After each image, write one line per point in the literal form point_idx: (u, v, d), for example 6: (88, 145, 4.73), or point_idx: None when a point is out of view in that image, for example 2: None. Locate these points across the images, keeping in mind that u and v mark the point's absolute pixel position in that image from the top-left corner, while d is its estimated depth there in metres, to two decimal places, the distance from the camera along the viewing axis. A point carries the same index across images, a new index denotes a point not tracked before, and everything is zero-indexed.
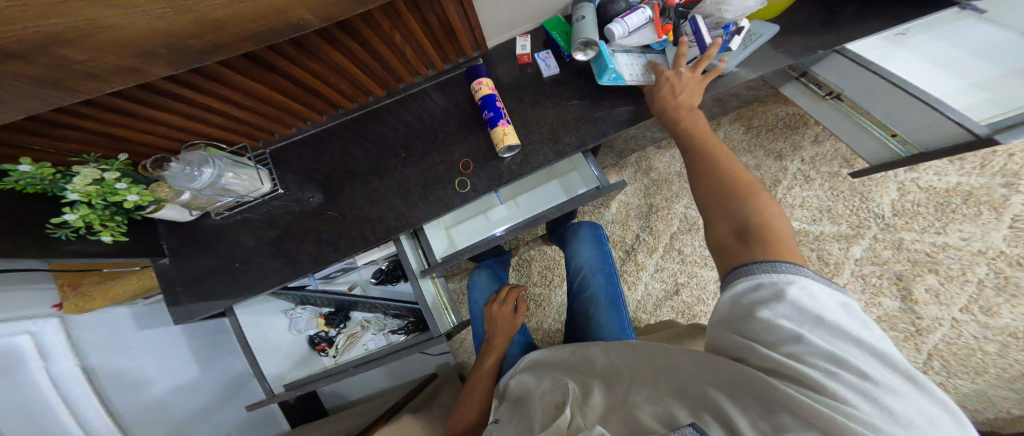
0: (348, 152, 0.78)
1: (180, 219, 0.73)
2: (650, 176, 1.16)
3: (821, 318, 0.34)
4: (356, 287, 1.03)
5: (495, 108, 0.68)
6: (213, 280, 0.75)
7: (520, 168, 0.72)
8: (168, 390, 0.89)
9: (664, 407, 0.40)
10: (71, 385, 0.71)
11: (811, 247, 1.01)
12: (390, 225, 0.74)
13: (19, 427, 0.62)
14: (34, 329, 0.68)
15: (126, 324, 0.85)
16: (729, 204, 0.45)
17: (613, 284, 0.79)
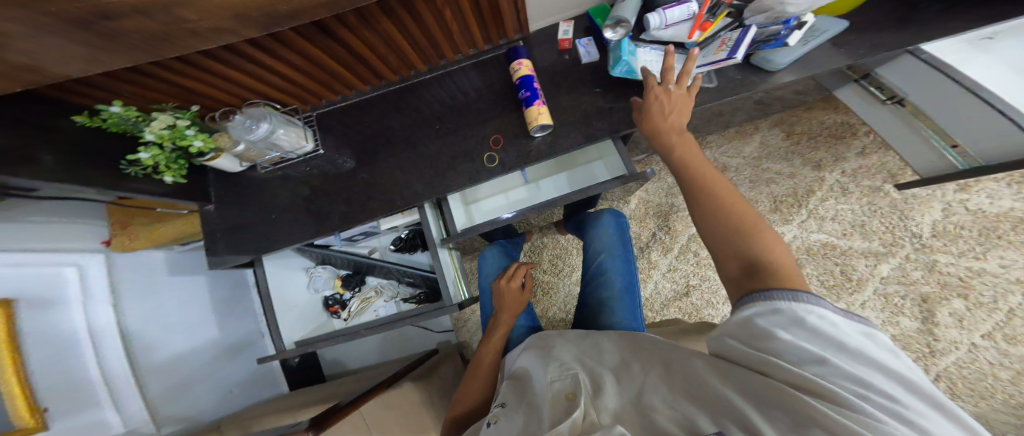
0: (385, 122, 0.80)
1: (228, 170, 0.77)
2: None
3: (846, 345, 0.34)
4: (376, 252, 1.08)
5: (531, 88, 0.69)
6: (246, 229, 0.79)
7: (550, 148, 0.72)
8: (186, 340, 0.95)
9: (684, 414, 0.41)
10: (102, 320, 0.78)
11: (837, 261, 0.98)
12: (417, 191, 0.77)
13: (47, 353, 0.68)
14: (79, 262, 0.77)
15: (160, 267, 0.94)
16: (736, 241, 0.43)
17: (629, 273, 0.81)
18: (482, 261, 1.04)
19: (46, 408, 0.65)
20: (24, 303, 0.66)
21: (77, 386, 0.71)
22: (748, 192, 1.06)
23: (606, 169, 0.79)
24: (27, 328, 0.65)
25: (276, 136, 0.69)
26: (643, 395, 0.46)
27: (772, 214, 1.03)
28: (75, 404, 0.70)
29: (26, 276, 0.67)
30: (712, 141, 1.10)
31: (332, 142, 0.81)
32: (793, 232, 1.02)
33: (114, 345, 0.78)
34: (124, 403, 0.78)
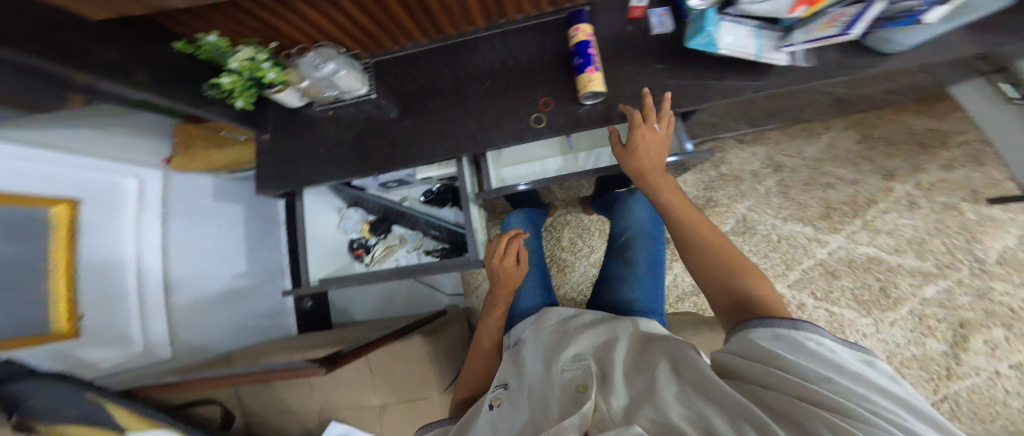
0: (437, 74, 0.86)
1: (290, 105, 0.85)
2: (720, 169, 1.05)
3: (843, 366, 0.36)
4: (406, 202, 1.11)
5: (585, 55, 0.67)
6: (296, 159, 0.87)
7: (599, 117, 0.71)
8: (218, 265, 1.01)
9: (699, 414, 0.40)
10: (149, 231, 0.85)
11: (879, 276, 0.94)
12: (460, 142, 0.83)
13: (96, 249, 0.75)
14: (140, 175, 0.86)
15: (206, 191, 1.01)
16: (725, 278, 0.48)
17: (655, 250, 0.81)
18: (508, 224, 1.08)
19: (82, 316, 0.71)
20: (85, 204, 0.74)
21: (114, 296, 0.78)
22: (797, 194, 1.00)
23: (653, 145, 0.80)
24: (86, 234, 0.73)
25: (337, 76, 0.76)
26: (657, 389, 0.45)
27: (820, 221, 0.98)
28: (108, 316, 0.76)
29: (89, 181, 0.75)
30: (772, 136, 1.03)
31: (385, 88, 0.87)
32: (840, 242, 0.97)
33: (153, 260, 0.85)
34: (150, 323, 0.84)
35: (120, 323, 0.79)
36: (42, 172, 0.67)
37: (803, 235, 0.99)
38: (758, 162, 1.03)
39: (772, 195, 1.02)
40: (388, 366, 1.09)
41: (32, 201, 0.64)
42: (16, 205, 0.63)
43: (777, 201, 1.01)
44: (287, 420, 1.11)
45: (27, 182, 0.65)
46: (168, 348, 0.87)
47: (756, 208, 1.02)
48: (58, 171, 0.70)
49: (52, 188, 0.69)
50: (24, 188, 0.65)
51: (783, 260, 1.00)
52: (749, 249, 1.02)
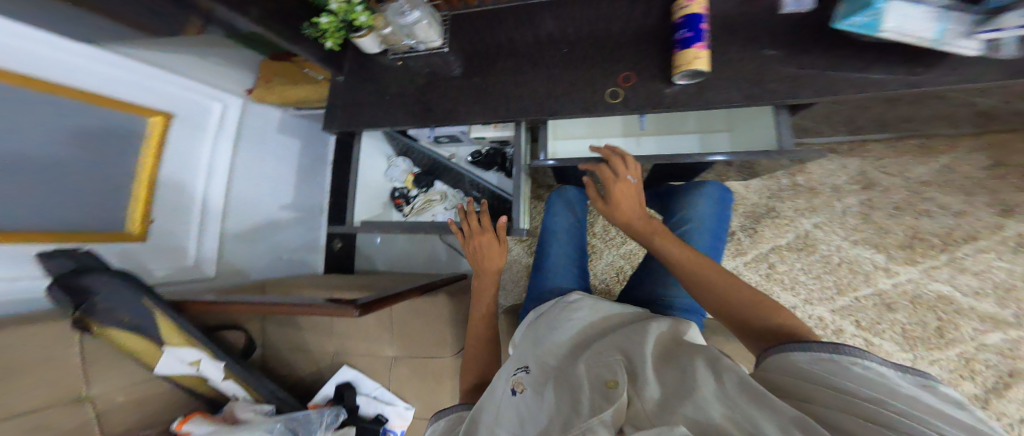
0: (514, 35, 0.84)
1: (366, 51, 0.89)
2: (794, 179, 1.00)
3: (897, 388, 0.34)
4: (454, 158, 1.15)
5: (697, 29, 0.61)
6: (365, 103, 0.92)
7: (687, 99, 0.66)
8: (271, 193, 1.08)
9: (745, 415, 0.38)
10: (219, 152, 0.94)
11: (940, 316, 0.89)
12: (525, 107, 0.80)
13: (175, 164, 0.85)
14: (224, 101, 0.95)
15: (274, 122, 1.09)
16: (747, 315, 0.50)
17: (714, 250, 0.76)
18: (556, 197, 1.04)
19: (152, 222, 0.80)
20: (178, 120, 0.85)
21: (184, 208, 0.87)
22: (879, 218, 0.95)
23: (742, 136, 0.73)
24: (172, 147, 0.84)
25: (417, 26, 0.79)
26: (691, 386, 0.44)
27: (899, 252, 0.93)
28: (173, 226, 0.85)
29: (183, 99, 0.86)
30: (875, 149, 0.96)
31: (459, 43, 0.89)
32: (911, 275, 0.92)
33: (219, 180, 0.94)
34: (204, 243, 0.91)
35: (181, 235, 0.87)
36: (149, 84, 0.79)
37: (871, 261, 0.94)
38: (842, 177, 0.97)
39: (850, 216, 0.96)
40: (409, 323, 1.09)
41: (130, 108, 0.76)
42: (122, 111, 0.75)
43: (853, 222, 0.96)
44: (302, 357, 1.13)
45: (133, 91, 0.77)
46: (214, 268, 0.93)
47: (821, 225, 0.98)
48: (164, 87, 0.82)
49: (155, 101, 0.81)
50: (126, 94, 0.76)
51: (835, 284, 0.96)
52: (803, 266, 0.98)
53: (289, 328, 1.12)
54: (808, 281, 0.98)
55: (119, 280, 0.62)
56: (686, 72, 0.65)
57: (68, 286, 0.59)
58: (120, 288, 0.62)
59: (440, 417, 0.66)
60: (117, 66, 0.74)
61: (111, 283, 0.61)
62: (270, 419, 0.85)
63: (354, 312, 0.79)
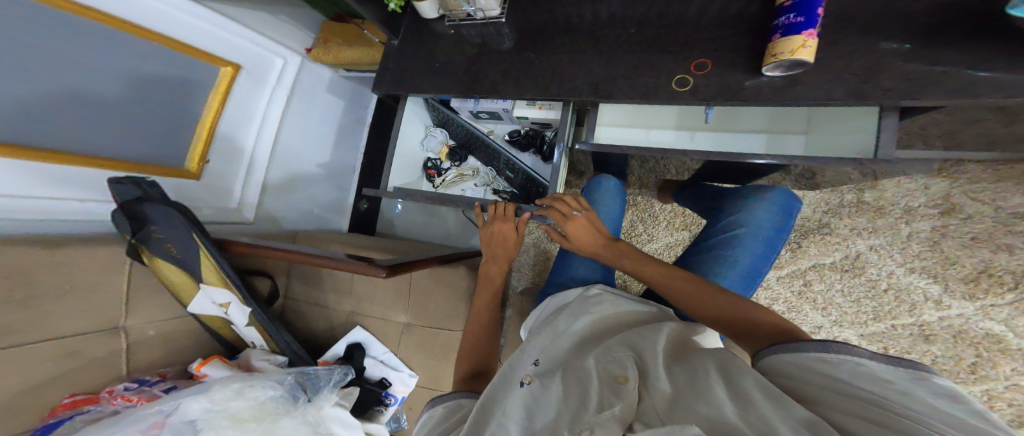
0: (576, 13, 0.79)
1: (424, 15, 0.89)
2: (860, 195, 0.93)
3: (889, 385, 0.33)
4: (491, 135, 1.14)
5: (811, 14, 0.52)
6: (411, 71, 0.91)
7: (771, 93, 0.58)
8: (311, 148, 1.16)
9: (761, 418, 0.35)
10: (272, 103, 1.01)
11: (978, 353, 0.88)
12: (577, 87, 0.75)
13: (236, 114, 0.93)
14: (285, 58, 1.02)
15: (324, 83, 1.15)
16: (720, 312, 0.56)
17: (762, 260, 0.72)
18: (593, 185, 0.95)
19: (207, 162, 0.89)
20: (245, 72, 0.92)
21: (236, 152, 0.96)
22: (948, 247, 0.88)
23: (823, 140, 0.64)
24: (235, 98, 0.91)
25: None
26: (706, 386, 0.41)
27: (959, 285, 0.88)
28: (225, 168, 0.94)
29: (252, 53, 0.93)
30: (971, 170, 0.86)
31: (515, 15, 0.86)
32: (963, 310, 0.88)
33: (270, 130, 1.01)
34: (249, 187, 1.00)
35: (230, 177, 0.96)
36: (225, 38, 0.85)
37: (923, 291, 0.90)
38: (916, 200, 0.90)
39: (915, 242, 0.90)
40: (427, 292, 1.08)
41: (209, 59, 0.83)
42: (200, 61, 0.82)
43: (916, 249, 0.90)
44: (317, 313, 1.13)
45: (212, 44, 0.84)
46: (253, 215, 1.02)
47: (875, 248, 0.93)
48: (238, 41, 0.88)
49: (226, 52, 0.87)
50: (208, 47, 0.83)
51: (874, 310, 0.94)
52: (842, 287, 0.96)
53: (309, 284, 1.13)
54: (843, 303, 0.96)
55: (173, 212, 0.71)
56: (782, 64, 0.58)
57: (132, 212, 0.69)
58: (172, 221, 0.71)
59: (437, 403, 0.62)
60: (201, 19, 0.80)
61: (165, 215, 0.71)
62: (281, 370, 0.86)
63: (381, 273, 0.78)
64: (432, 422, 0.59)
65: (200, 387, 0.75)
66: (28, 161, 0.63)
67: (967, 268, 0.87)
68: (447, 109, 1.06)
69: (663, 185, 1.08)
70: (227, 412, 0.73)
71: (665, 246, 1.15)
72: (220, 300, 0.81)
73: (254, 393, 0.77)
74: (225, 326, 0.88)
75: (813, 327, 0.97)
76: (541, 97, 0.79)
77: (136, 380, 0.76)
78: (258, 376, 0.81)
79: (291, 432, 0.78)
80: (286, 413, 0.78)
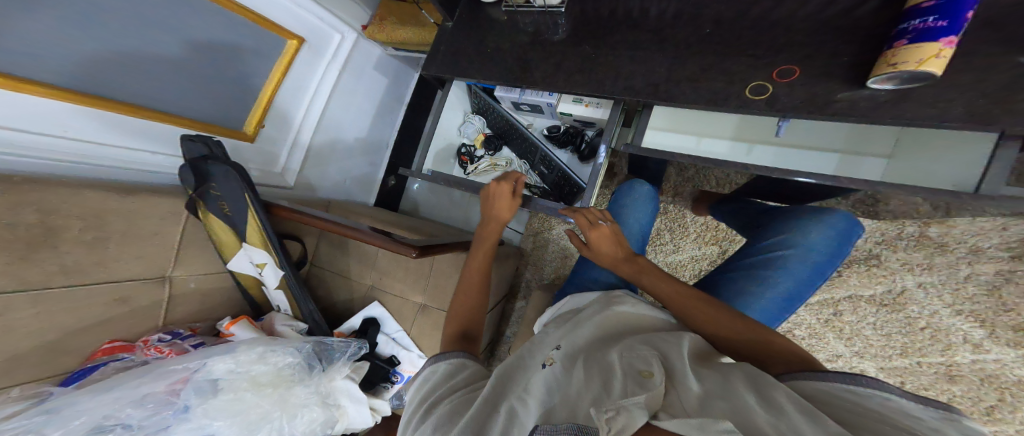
0: (645, 8, 0.77)
1: None
2: (924, 229, 0.90)
3: (920, 419, 0.33)
4: (530, 128, 1.13)
5: (957, 18, 0.44)
6: (463, 53, 0.89)
7: (868, 109, 0.54)
8: (353, 123, 1.15)
9: (790, 423, 0.34)
10: (325, 78, 1.01)
11: (1002, 398, 0.88)
12: (637, 86, 0.73)
13: (292, 85, 0.93)
14: (343, 34, 1.02)
15: (375, 59, 1.14)
16: (741, 338, 0.57)
17: (807, 286, 0.71)
18: (624, 190, 0.91)
19: (263, 128, 0.91)
20: (307, 46, 0.93)
21: (287, 120, 0.97)
22: (1008, 293, 0.85)
23: (907, 165, 0.59)
24: (295, 70, 0.92)
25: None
26: (734, 393, 0.41)
27: (1005, 332, 0.86)
28: (276, 133, 0.95)
29: (315, 27, 0.93)
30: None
31: (576, 4, 0.83)
32: (1003, 356, 0.87)
33: (320, 103, 1.01)
34: (293, 154, 1.00)
35: (279, 142, 0.97)
36: (294, 11, 0.86)
37: (963, 333, 0.89)
38: (984, 241, 0.85)
39: (972, 284, 0.87)
40: (448, 276, 1.06)
41: (278, 31, 0.84)
42: (270, 32, 0.83)
43: (970, 292, 0.87)
44: (339, 283, 1.13)
45: (282, 15, 0.84)
46: (295, 180, 1.02)
47: (922, 286, 0.91)
48: (305, 15, 0.89)
49: (293, 25, 0.87)
50: (279, 19, 0.83)
51: (902, 345, 0.94)
52: (875, 320, 0.95)
53: (332, 255, 1.13)
54: (872, 336, 0.96)
55: (233, 172, 0.72)
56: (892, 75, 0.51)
57: (196, 168, 0.72)
58: (229, 181, 0.73)
59: (439, 360, 0.57)
60: None
61: (226, 175, 0.72)
62: (301, 338, 0.85)
63: (413, 252, 0.77)
64: (435, 380, 0.53)
65: (227, 346, 0.75)
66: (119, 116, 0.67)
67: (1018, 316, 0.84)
68: (488, 97, 1.04)
69: (701, 197, 1.06)
70: (248, 375, 0.73)
71: (689, 259, 1.15)
72: (258, 260, 0.81)
73: (274, 358, 0.76)
74: (255, 285, 0.88)
75: (835, 355, 0.98)
76: (594, 93, 0.77)
77: (169, 332, 0.77)
78: (281, 340, 0.80)
79: (304, 400, 0.78)
80: (301, 381, 0.78)
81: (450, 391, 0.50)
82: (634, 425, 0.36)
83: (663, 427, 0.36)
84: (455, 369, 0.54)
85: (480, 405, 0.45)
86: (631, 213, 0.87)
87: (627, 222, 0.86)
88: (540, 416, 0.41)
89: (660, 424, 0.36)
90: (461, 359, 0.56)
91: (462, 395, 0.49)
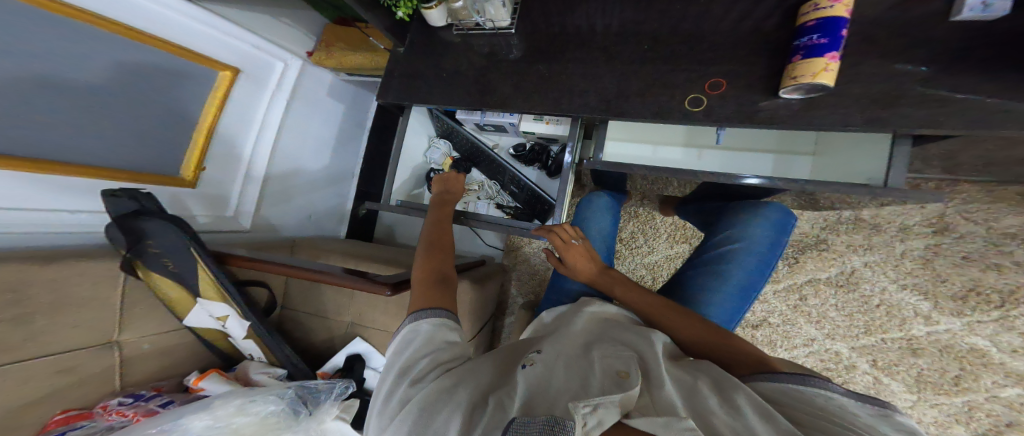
0: (591, 25, 0.81)
1: (432, 24, 0.90)
2: (858, 213, 0.99)
3: (861, 417, 0.38)
4: (496, 148, 1.15)
5: (835, 36, 0.54)
6: (423, 80, 0.92)
7: (790, 115, 0.61)
8: (310, 151, 1.15)
9: (745, 424, 0.38)
10: (272, 108, 1.00)
11: (961, 366, 0.93)
12: (590, 103, 0.77)
13: (235, 119, 0.92)
14: (286, 62, 1.02)
15: (325, 86, 1.15)
16: (710, 345, 0.59)
17: (759, 275, 0.76)
18: (584, 203, 0.95)
19: (204, 170, 0.87)
20: (245, 76, 0.91)
21: (235, 158, 0.94)
22: (938, 265, 0.93)
23: (825, 166, 0.67)
24: (234, 102, 0.90)
25: (489, 2, 0.80)
26: (698, 396, 0.43)
27: (948, 302, 0.93)
28: (222, 174, 0.92)
29: (251, 57, 0.92)
30: (967, 190, 0.90)
31: (524, 26, 0.87)
32: (951, 326, 0.93)
33: (269, 134, 1.00)
34: (247, 187, 0.98)
35: (227, 183, 0.94)
36: (225, 42, 0.85)
37: (913, 307, 0.95)
38: (912, 219, 0.95)
39: (909, 259, 0.95)
40: None
41: (207, 62, 0.82)
42: (198, 64, 0.81)
43: (909, 266, 0.95)
44: (318, 322, 1.12)
45: (210, 46, 0.82)
46: (251, 222, 1.00)
47: (870, 264, 0.98)
48: (236, 44, 0.87)
49: (225, 56, 0.86)
50: (205, 49, 0.82)
51: (865, 324, 0.99)
52: (837, 302, 1.00)
53: (309, 294, 1.12)
54: (836, 317, 1.01)
55: (172, 226, 0.68)
56: (803, 86, 0.59)
57: (127, 225, 0.65)
58: (169, 235, 0.68)
59: (421, 319, 0.56)
60: (199, 22, 0.79)
61: (161, 229, 0.67)
62: (282, 384, 0.84)
63: (386, 290, 0.78)
64: (419, 341, 0.52)
65: (200, 403, 0.73)
66: (63, 176, 0.66)
67: (955, 287, 0.92)
68: (451, 121, 1.06)
69: (664, 200, 1.10)
70: (229, 428, 0.72)
71: (664, 258, 1.18)
72: (218, 314, 0.78)
73: (257, 408, 0.75)
74: (222, 337, 0.84)
75: (806, 339, 1.03)
76: (552, 112, 0.81)
77: (132, 394, 0.72)
78: (258, 390, 0.79)
79: None
80: (289, 428, 0.78)
81: (434, 359, 0.49)
82: (609, 421, 0.37)
83: (633, 425, 0.37)
84: (435, 333, 0.53)
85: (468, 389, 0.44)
86: (593, 222, 0.90)
87: (592, 233, 0.89)
88: (520, 409, 0.40)
89: (633, 422, 0.38)
90: (442, 320, 0.56)
91: (443, 372, 0.47)
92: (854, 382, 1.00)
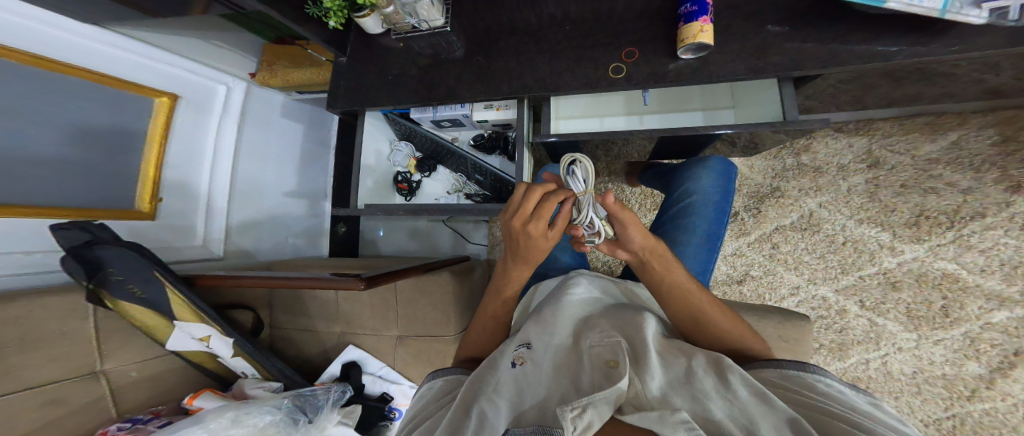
0: (518, 11, 0.82)
1: (369, 31, 0.91)
2: (799, 158, 1.00)
3: (858, 405, 0.39)
4: (456, 142, 1.16)
5: (702, 3, 0.62)
6: (367, 87, 0.93)
7: (692, 73, 0.67)
8: (272, 174, 1.18)
9: (743, 410, 0.38)
10: (224, 135, 1.04)
11: (947, 295, 0.91)
12: (526, 84, 0.79)
13: (182, 148, 0.95)
14: (228, 85, 1.05)
15: (277, 107, 1.19)
16: (726, 337, 0.53)
17: (719, 223, 0.77)
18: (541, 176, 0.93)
19: (161, 200, 0.91)
20: (185, 102, 0.95)
21: (191, 186, 0.98)
22: (885, 196, 0.94)
23: (747, 111, 0.71)
24: (178, 127, 0.94)
25: (420, 5, 0.80)
26: (693, 378, 0.43)
27: (905, 230, 0.93)
28: (182, 204, 0.96)
29: (191, 83, 0.96)
30: (882, 127, 0.94)
31: (460, 23, 0.88)
32: (916, 253, 0.93)
33: (225, 158, 1.04)
34: (210, 220, 1.02)
35: (189, 214, 0.98)
36: (157, 69, 0.89)
37: (876, 240, 0.95)
38: (850, 155, 0.96)
39: (856, 194, 0.96)
40: (412, 301, 1.08)
41: (142, 90, 0.86)
42: (131, 93, 0.86)
43: (859, 201, 0.96)
44: (308, 336, 1.15)
45: (140, 73, 0.86)
46: (222, 248, 1.04)
47: (827, 205, 0.98)
48: (171, 71, 0.91)
49: (161, 84, 0.90)
50: (139, 79, 0.86)
51: (840, 264, 0.98)
52: (806, 246, 1.00)
53: (296, 308, 1.15)
54: (811, 261, 1.00)
55: (129, 250, 0.71)
56: (691, 47, 0.66)
57: (82, 256, 0.68)
58: (128, 258, 0.72)
59: (435, 376, 0.58)
60: (119, 48, 0.82)
61: (120, 254, 0.71)
62: (275, 396, 0.87)
63: (361, 284, 0.79)
64: (431, 395, 0.55)
65: (194, 418, 0.76)
66: (28, 219, 0.71)
67: (911, 215, 0.93)
68: (407, 120, 1.05)
69: (630, 168, 1.10)
70: None
71: None
72: (199, 334, 0.82)
73: (253, 420, 0.78)
74: (211, 359, 0.88)
75: (791, 288, 1.01)
76: (495, 97, 0.82)
77: (129, 420, 0.76)
78: (253, 403, 0.82)
79: None
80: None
81: (438, 407, 0.52)
82: (598, 423, 0.38)
83: (629, 422, 0.40)
84: (445, 386, 0.55)
85: (455, 410, 0.46)
86: None
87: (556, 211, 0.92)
88: (510, 419, 0.43)
89: (625, 419, 0.40)
90: (454, 375, 0.57)
91: (442, 412, 0.50)
92: (851, 327, 0.98)
